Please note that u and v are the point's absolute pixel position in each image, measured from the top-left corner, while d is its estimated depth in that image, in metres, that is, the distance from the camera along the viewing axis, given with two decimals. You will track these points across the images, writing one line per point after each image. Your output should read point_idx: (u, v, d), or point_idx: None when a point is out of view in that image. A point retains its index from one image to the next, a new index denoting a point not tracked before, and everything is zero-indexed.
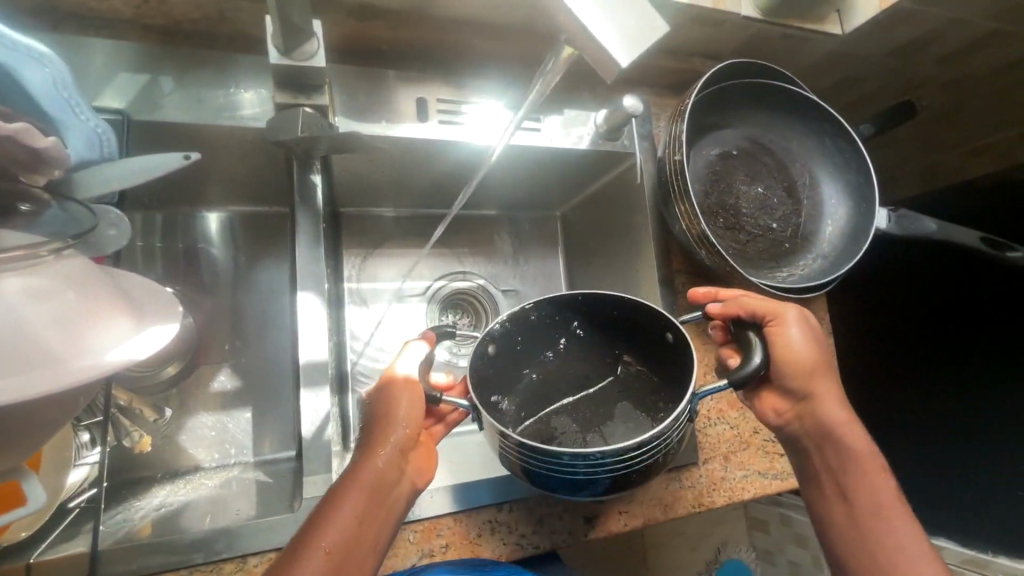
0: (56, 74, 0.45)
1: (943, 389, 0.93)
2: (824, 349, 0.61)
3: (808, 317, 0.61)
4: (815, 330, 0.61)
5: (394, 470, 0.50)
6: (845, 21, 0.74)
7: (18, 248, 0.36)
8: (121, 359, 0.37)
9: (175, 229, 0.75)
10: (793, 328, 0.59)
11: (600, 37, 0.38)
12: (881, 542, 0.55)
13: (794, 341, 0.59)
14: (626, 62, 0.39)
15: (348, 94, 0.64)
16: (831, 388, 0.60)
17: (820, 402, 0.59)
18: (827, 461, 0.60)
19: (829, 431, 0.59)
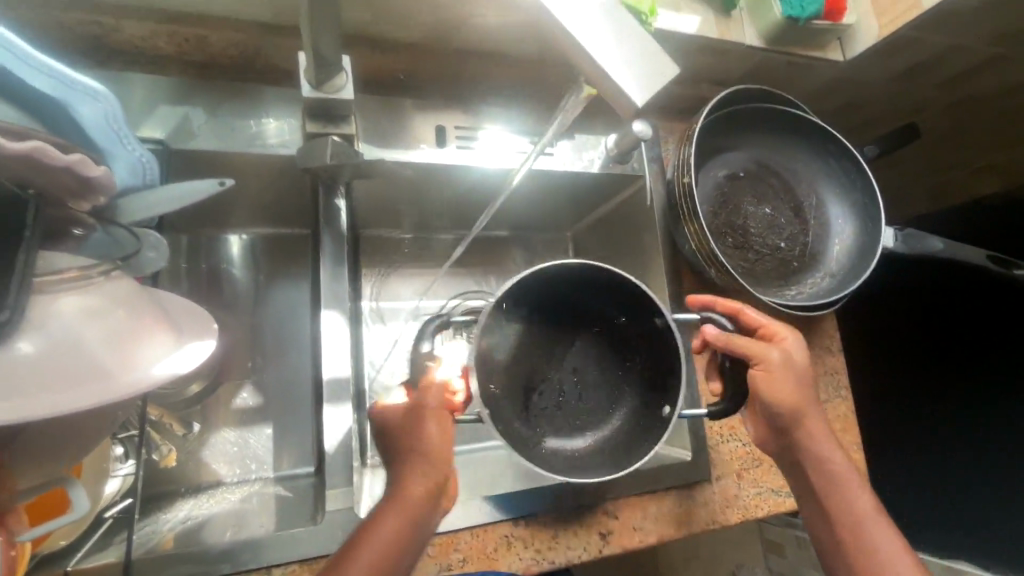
0: (110, 109, 0.48)
1: (950, 398, 0.94)
2: (808, 386, 0.61)
3: (796, 355, 0.61)
4: (801, 369, 0.61)
5: (431, 496, 0.50)
6: (847, 50, 0.77)
7: (72, 270, 0.40)
8: (163, 373, 0.40)
9: (200, 250, 0.79)
10: (775, 369, 0.59)
11: (616, 78, 0.40)
12: (868, 559, 0.57)
13: (780, 384, 0.59)
14: (638, 100, 0.40)
15: (371, 123, 0.67)
16: (812, 413, 0.61)
17: (806, 434, 0.61)
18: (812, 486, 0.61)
19: (816, 458, 0.61)
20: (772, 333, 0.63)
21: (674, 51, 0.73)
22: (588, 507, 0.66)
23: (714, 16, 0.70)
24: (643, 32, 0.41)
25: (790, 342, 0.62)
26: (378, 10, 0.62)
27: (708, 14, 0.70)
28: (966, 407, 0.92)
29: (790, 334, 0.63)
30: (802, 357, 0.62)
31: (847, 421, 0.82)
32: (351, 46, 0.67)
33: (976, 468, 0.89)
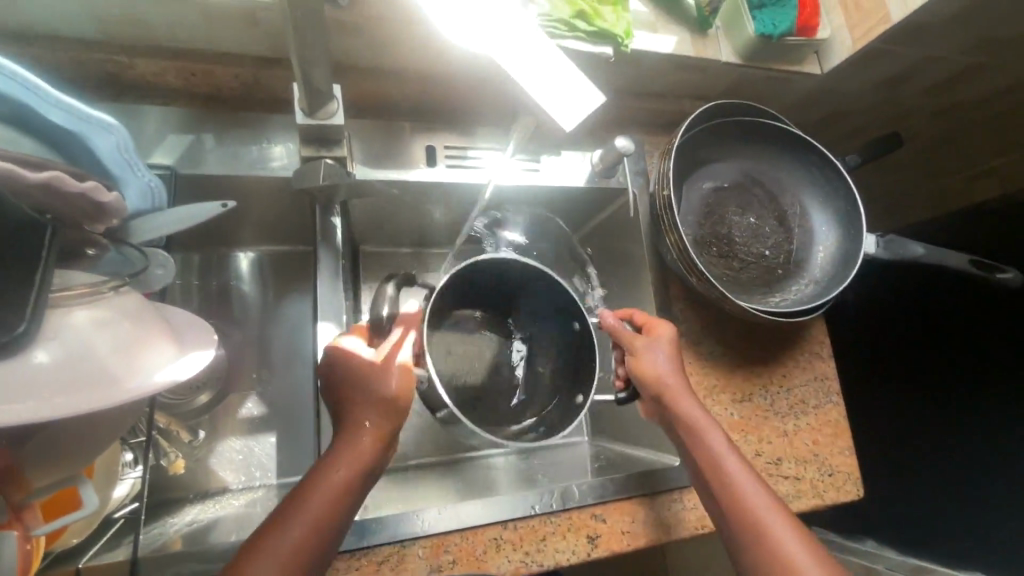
0: (121, 139, 0.52)
1: (944, 401, 1.01)
2: (676, 367, 0.66)
3: (665, 342, 0.68)
4: (671, 353, 0.67)
5: (375, 452, 0.54)
6: (824, 63, 0.79)
7: (83, 286, 0.43)
8: (165, 379, 0.43)
9: (211, 267, 0.83)
10: (643, 352, 0.67)
11: (533, 97, 0.37)
12: (753, 527, 0.56)
13: (647, 365, 0.66)
14: (570, 127, 0.38)
15: (366, 146, 0.71)
16: (682, 390, 0.64)
17: (678, 411, 0.64)
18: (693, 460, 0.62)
19: (689, 423, 0.63)
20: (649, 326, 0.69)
21: (654, 70, 0.76)
22: (576, 511, 0.68)
23: (690, 36, 0.74)
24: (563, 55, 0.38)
25: (658, 330, 0.69)
26: (371, 42, 0.66)
27: (684, 34, 0.73)
28: (965, 404, 0.98)
29: (663, 324, 0.69)
30: (671, 343, 0.68)
31: (838, 426, 0.82)
32: (344, 74, 0.71)
33: (977, 466, 0.94)
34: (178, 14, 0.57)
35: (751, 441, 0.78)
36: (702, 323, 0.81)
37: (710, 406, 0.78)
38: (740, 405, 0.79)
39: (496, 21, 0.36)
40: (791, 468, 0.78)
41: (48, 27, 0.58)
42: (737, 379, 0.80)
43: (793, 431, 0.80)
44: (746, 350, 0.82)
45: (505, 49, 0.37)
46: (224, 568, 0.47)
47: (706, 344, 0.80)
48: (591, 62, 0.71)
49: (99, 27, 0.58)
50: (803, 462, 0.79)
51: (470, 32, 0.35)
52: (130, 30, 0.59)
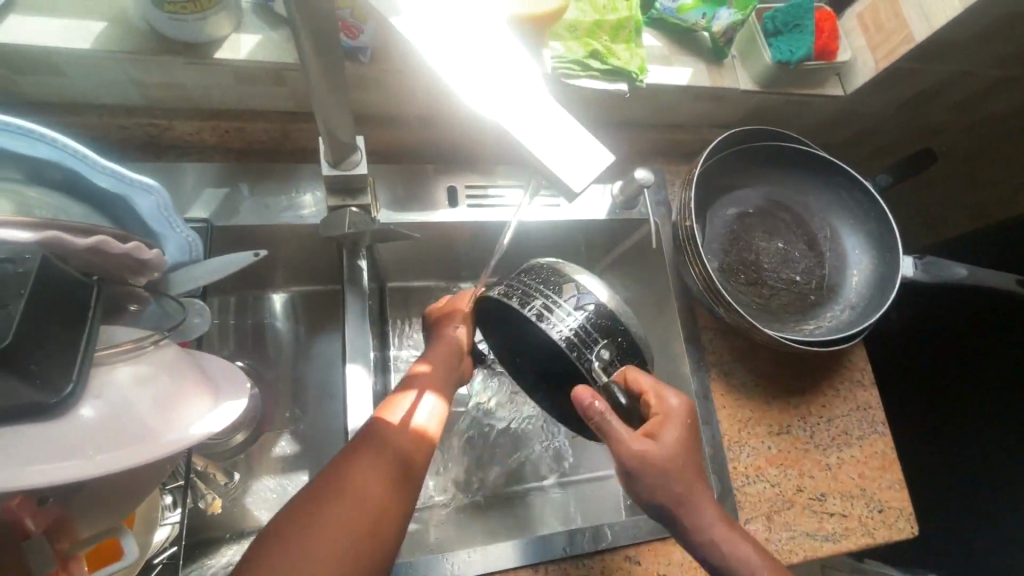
0: (161, 200, 0.55)
1: (959, 411, 1.01)
2: (689, 445, 0.59)
3: (673, 419, 0.59)
4: (684, 433, 0.58)
5: (380, 472, 0.54)
6: (847, 85, 0.78)
7: (127, 342, 0.46)
8: (200, 432, 0.44)
9: (247, 308, 0.86)
10: (655, 440, 0.58)
11: (537, 155, 0.37)
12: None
13: (657, 465, 0.56)
14: (578, 186, 0.37)
15: (391, 191, 0.74)
16: (698, 487, 0.58)
17: (685, 494, 0.57)
18: (696, 548, 0.57)
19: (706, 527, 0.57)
20: (658, 397, 0.59)
21: (669, 101, 0.76)
22: (609, 554, 0.66)
23: (706, 67, 0.74)
24: (571, 114, 0.38)
25: (671, 405, 0.60)
26: (390, 93, 0.69)
27: (699, 66, 0.74)
28: (973, 415, 1.00)
29: (669, 394, 0.60)
30: (682, 416, 0.60)
31: (886, 458, 0.78)
32: (364, 124, 0.73)
33: (984, 472, 0.98)
34: (213, 79, 0.61)
35: (792, 472, 0.75)
36: (732, 353, 0.79)
37: (746, 440, 0.75)
38: (777, 439, 0.76)
39: (509, 84, 0.37)
40: (836, 504, 0.75)
41: (97, 96, 0.62)
42: (772, 410, 0.78)
43: (837, 465, 0.77)
44: (782, 380, 0.79)
45: (513, 115, 0.37)
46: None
47: (738, 375, 0.78)
48: (606, 98, 0.72)
49: (141, 94, 0.63)
50: (849, 497, 0.75)
51: (481, 96, 0.36)
52: (169, 95, 0.63)
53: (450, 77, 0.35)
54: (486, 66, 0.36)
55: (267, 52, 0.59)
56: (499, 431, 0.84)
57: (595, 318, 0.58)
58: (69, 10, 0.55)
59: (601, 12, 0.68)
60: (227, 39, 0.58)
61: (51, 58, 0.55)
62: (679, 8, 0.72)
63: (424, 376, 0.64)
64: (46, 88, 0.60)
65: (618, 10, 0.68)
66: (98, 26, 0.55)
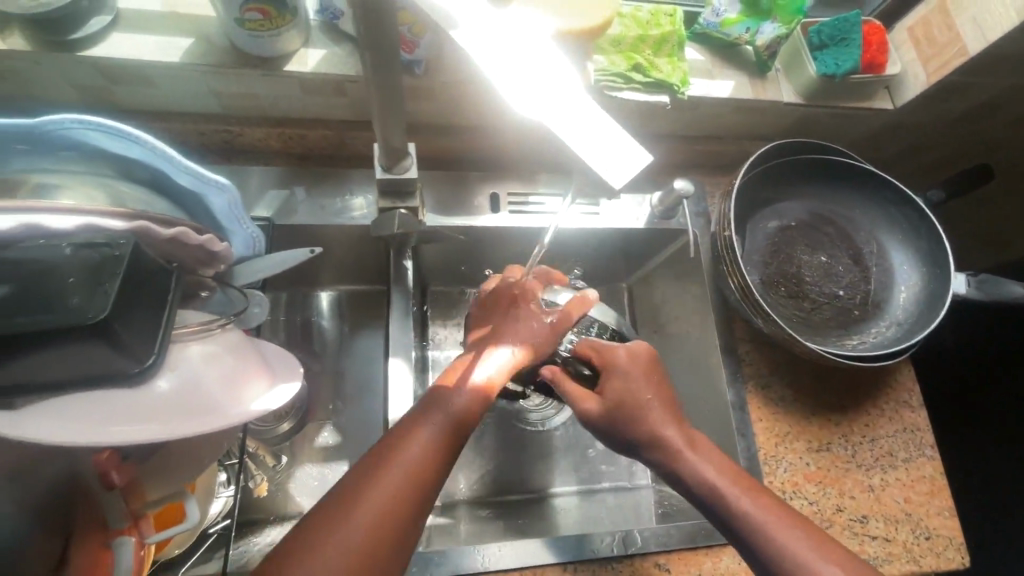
0: (232, 198, 0.60)
1: (990, 424, 1.08)
2: (642, 390, 0.61)
3: (621, 360, 0.62)
4: (627, 380, 0.61)
5: (440, 446, 0.53)
6: (896, 97, 0.77)
7: (196, 325, 0.50)
8: (258, 409, 0.49)
9: (297, 305, 0.92)
10: (601, 395, 0.62)
11: (578, 150, 0.38)
12: (765, 539, 0.53)
13: (602, 411, 0.61)
14: (619, 183, 0.39)
15: (435, 198, 0.77)
16: (655, 409, 0.60)
17: (648, 431, 0.59)
18: (672, 474, 0.58)
19: (664, 445, 0.59)
20: (605, 352, 0.64)
21: (712, 114, 0.77)
22: (639, 559, 0.66)
23: (749, 79, 0.75)
24: (613, 120, 0.40)
25: (617, 357, 0.63)
26: (441, 103, 0.73)
27: (742, 79, 0.75)
28: (1001, 426, 1.07)
29: (615, 349, 0.63)
30: (629, 367, 0.62)
31: (935, 483, 0.75)
32: (414, 133, 0.78)
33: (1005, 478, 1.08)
34: (282, 90, 0.67)
35: (831, 491, 0.73)
36: (770, 366, 0.78)
37: (784, 455, 0.74)
38: (815, 456, 0.74)
39: (555, 91, 0.39)
40: (879, 527, 0.72)
41: (181, 105, 0.69)
42: (812, 426, 0.76)
43: (880, 486, 0.74)
44: (823, 396, 0.78)
45: (558, 115, 0.39)
46: (284, 543, 0.45)
47: (776, 389, 0.77)
48: (648, 110, 0.74)
49: (219, 104, 0.69)
50: (894, 521, 0.72)
51: (531, 97, 0.38)
52: (242, 105, 0.69)
53: (501, 79, 0.38)
54: (532, 74, 0.39)
55: (331, 65, 0.64)
56: (531, 434, 0.85)
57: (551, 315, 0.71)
58: (163, 27, 0.62)
59: (644, 27, 0.70)
60: (296, 53, 0.64)
61: (144, 70, 0.62)
62: (723, 22, 0.72)
63: (523, 331, 0.64)
64: (140, 98, 0.67)
65: (662, 25, 0.70)
66: (185, 41, 0.61)
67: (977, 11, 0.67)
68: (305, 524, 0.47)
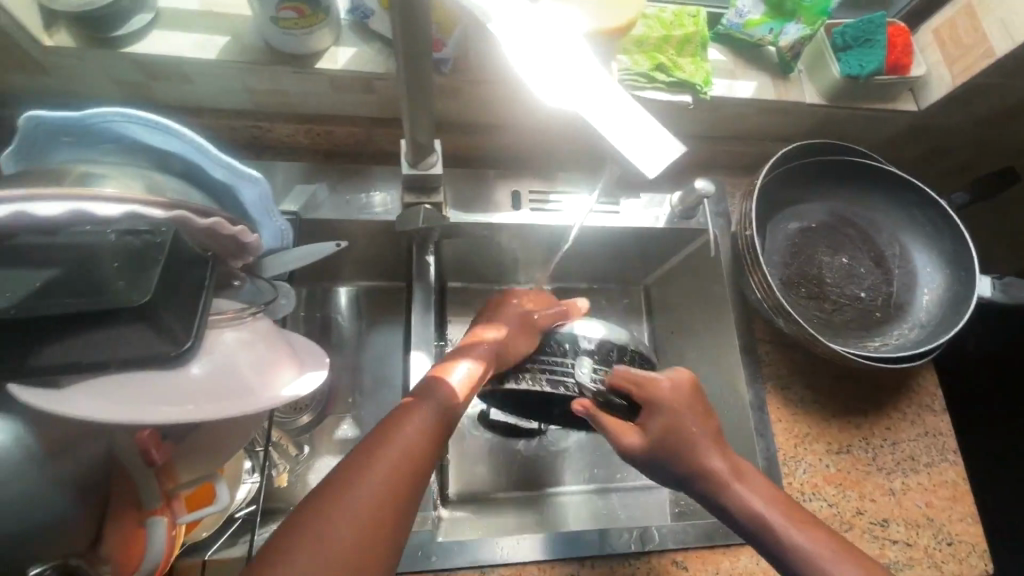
0: (263, 191, 0.62)
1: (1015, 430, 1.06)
2: (688, 423, 0.59)
3: (666, 392, 0.61)
4: (671, 413, 0.60)
5: (430, 445, 0.54)
6: (921, 99, 0.77)
7: (230, 312, 0.52)
8: (288, 395, 0.50)
9: (318, 299, 0.93)
10: (642, 430, 0.60)
11: (611, 138, 0.40)
12: (810, 565, 0.54)
13: (644, 445, 0.59)
14: (651, 172, 0.41)
15: (457, 195, 0.78)
16: (703, 441, 0.59)
17: (694, 463, 0.58)
18: (717, 503, 0.58)
19: (709, 474, 0.58)
20: (647, 384, 0.61)
21: (734, 114, 0.78)
22: (657, 555, 0.66)
23: (772, 79, 0.75)
24: (640, 106, 0.41)
25: (659, 390, 0.61)
26: (466, 101, 0.74)
27: (765, 79, 0.75)
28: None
29: (659, 381, 0.61)
30: (673, 400, 0.60)
31: (957, 488, 0.74)
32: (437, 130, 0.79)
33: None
34: (313, 87, 0.68)
35: (851, 494, 0.73)
36: (790, 367, 0.78)
37: (803, 456, 0.74)
38: (835, 458, 0.74)
39: (585, 79, 0.40)
40: (900, 531, 0.71)
41: (214, 101, 0.71)
42: (832, 428, 0.76)
43: (901, 490, 0.73)
44: (844, 398, 0.77)
45: (593, 104, 0.40)
46: (271, 540, 0.44)
47: (795, 390, 0.77)
48: (670, 109, 0.74)
49: (251, 100, 0.71)
50: (915, 526, 0.72)
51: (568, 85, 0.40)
52: (273, 101, 0.71)
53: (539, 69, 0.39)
54: (565, 59, 0.40)
55: (361, 62, 0.66)
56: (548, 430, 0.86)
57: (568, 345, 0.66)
58: (200, 25, 0.64)
59: (667, 27, 0.71)
60: (327, 51, 0.65)
61: (181, 67, 0.64)
62: (747, 23, 0.73)
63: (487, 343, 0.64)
64: (176, 95, 0.69)
65: (686, 25, 0.71)
66: (221, 39, 0.63)
67: (1005, 12, 0.66)
68: (294, 518, 0.45)
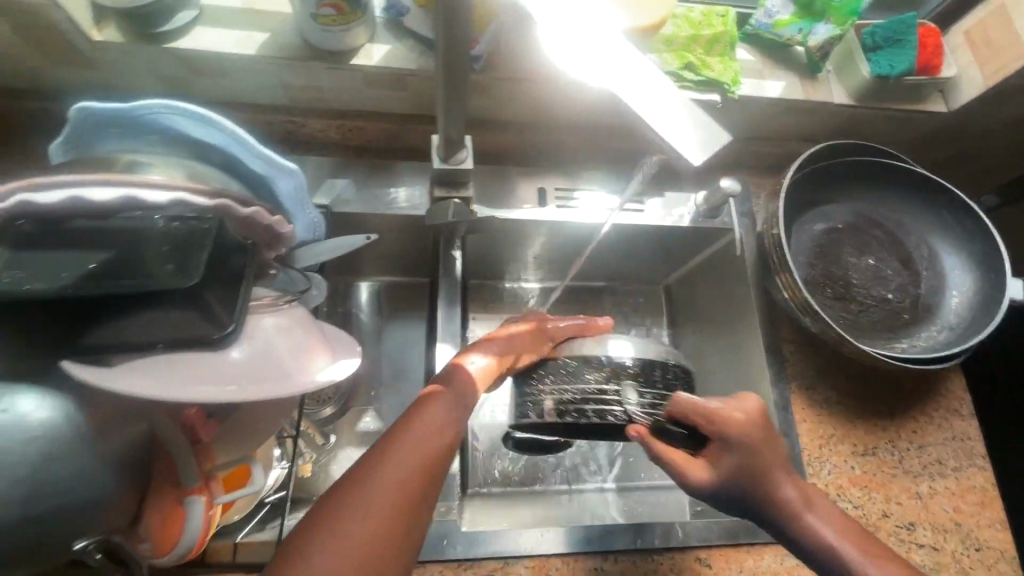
0: (299, 183, 0.63)
1: None
2: (761, 456, 0.60)
3: (739, 425, 0.60)
4: (746, 446, 0.60)
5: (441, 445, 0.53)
6: (951, 100, 0.76)
7: (269, 299, 0.53)
8: (324, 379, 0.51)
9: (342, 293, 0.95)
10: (709, 463, 0.61)
11: (652, 123, 0.40)
12: None
13: (713, 480, 0.60)
14: (696, 159, 0.40)
15: (483, 191, 0.79)
16: (778, 470, 0.59)
17: (767, 492, 0.59)
18: (787, 531, 0.59)
19: (783, 504, 0.58)
20: (719, 417, 0.60)
21: (761, 114, 0.78)
22: (680, 552, 0.66)
23: (800, 79, 0.75)
24: (674, 86, 0.41)
25: (734, 425, 0.60)
26: (495, 98, 0.75)
27: (793, 79, 0.75)
28: None
29: (734, 414, 0.61)
30: (745, 433, 0.60)
31: (986, 494, 0.73)
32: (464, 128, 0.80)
33: None
34: (347, 83, 0.70)
35: (877, 497, 0.72)
36: (815, 368, 0.78)
37: (828, 457, 0.73)
38: (860, 460, 0.73)
39: (623, 56, 0.41)
40: (927, 535, 0.70)
41: (250, 97, 0.73)
42: (858, 430, 0.75)
43: (928, 494, 0.73)
44: (869, 399, 0.77)
45: (634, 90, 0.41)
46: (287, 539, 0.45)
47: (820, 391, 0.77)
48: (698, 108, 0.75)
49: (286, 96, 0.73)
50: (942, 530, 0.71)
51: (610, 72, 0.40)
52: (308, 97, 0.73)
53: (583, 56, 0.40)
54: (607, 48, 0.41)
55: (394, 59, 0.67)
56: None
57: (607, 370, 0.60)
58: (241, 22, 0.66)
59: (696, 27, 0.71)
60: (363, 47, 0.67)
61: (222, 62, 0.66)
62: (775, 24, 0.73)
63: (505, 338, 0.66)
64: (214, 90, 0.71)
65: (714, 25, 0.71)
66: (261, 36, 0.65)
67: None
68: (309, 517, 0.46)
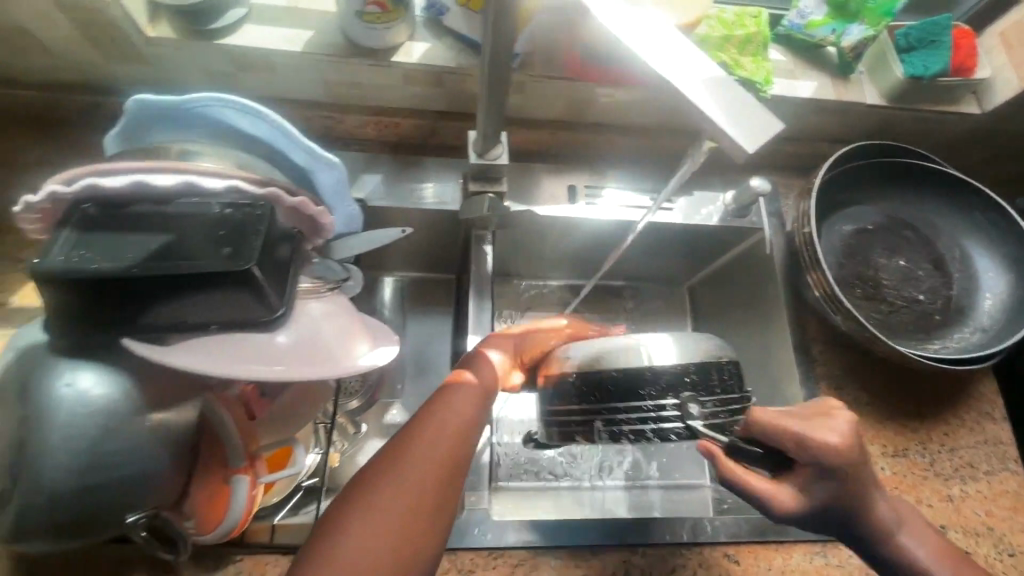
0: (339, 175, 0.65)
1: None
2: (864, 478, 0.56)
3: (838, 447, 0.55)
4: (845, 470, 0.55)
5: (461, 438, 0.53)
6: (985, 102, 0.76)
7: (312, 286, 0.55)
8: (365, 364, 0.53)
9: (370, 288, 0.96)
10: (798, 489, 0.56)
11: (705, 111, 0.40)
12: None
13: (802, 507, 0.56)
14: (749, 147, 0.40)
15: (514, 187, 0.79)
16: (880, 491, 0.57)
17: (864, 512, 0.56)
18: (875, 545, 0.57)
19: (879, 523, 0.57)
20: (814, 440, 0.55)
21: (792, 114, 0.78)
22: (708, 548, 0.66)
23: (831, 79, 0.76)
24: (718, 66, 0.43)
25: (828, 448, 0.55)
26: (528, 96, 0.77)
27: (825, 79, 0.75)
28: None
29: (828, 436, 0.55)
30: (839, 455, 0.55)
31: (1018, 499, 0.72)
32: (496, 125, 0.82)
33: None
34: (386, 81, 0.72)
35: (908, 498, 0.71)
36: (844, 368, 0.78)
37: None
38: (890, 461, 0.73)
39: (673, 48, 0.42)
40: (958, 538, 0.70)
41: (291, 93, 0.75)
42: (888, 431, 0.75)
43: (959, 497, 0.72)
44: (899, 401, 0.76)
45: (687, 79, 0.41)
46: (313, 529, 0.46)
47: (849, 391, 0.76)
48: None
49: (326, 92, 0.75)
50: (974, 534, 0.70)
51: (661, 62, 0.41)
52: (347, 94, 0.75)
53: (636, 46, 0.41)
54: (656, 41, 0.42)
55: (434, 56, 0.69)
56: None
57: (661, 383, 0.54)
58: (287, 20, 0.68)
59: (729, 27, 0.71)
60: (403, 45, 0.69)
61: (268, 59, 0.68)
62: (808, 24, 0.74)
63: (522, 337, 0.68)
64: (257, 85, 0.74)
65: (747, 25, 0.72)
66: (306, 33, 0.67)
67: None
68: (334, 507, 0.47)
